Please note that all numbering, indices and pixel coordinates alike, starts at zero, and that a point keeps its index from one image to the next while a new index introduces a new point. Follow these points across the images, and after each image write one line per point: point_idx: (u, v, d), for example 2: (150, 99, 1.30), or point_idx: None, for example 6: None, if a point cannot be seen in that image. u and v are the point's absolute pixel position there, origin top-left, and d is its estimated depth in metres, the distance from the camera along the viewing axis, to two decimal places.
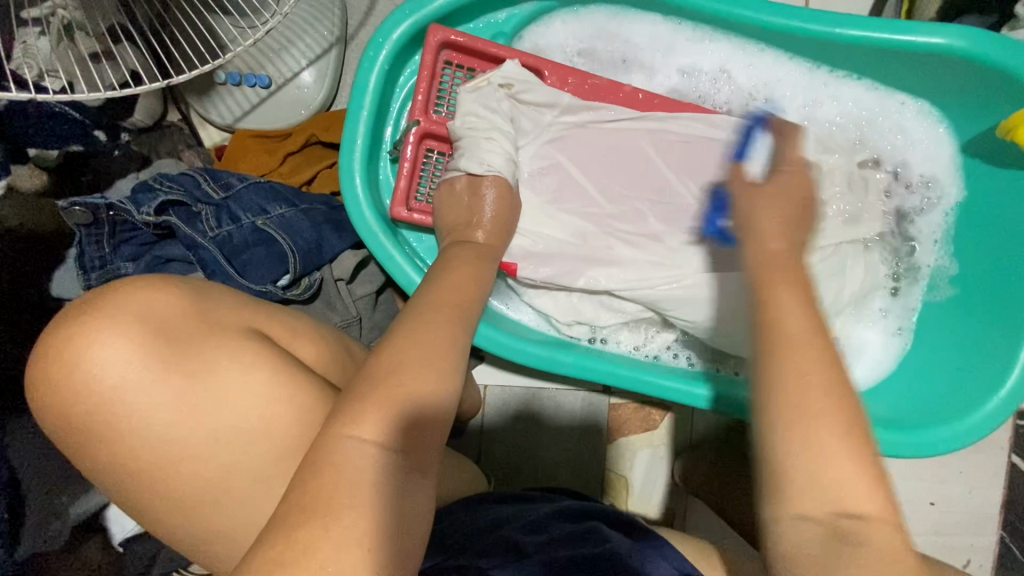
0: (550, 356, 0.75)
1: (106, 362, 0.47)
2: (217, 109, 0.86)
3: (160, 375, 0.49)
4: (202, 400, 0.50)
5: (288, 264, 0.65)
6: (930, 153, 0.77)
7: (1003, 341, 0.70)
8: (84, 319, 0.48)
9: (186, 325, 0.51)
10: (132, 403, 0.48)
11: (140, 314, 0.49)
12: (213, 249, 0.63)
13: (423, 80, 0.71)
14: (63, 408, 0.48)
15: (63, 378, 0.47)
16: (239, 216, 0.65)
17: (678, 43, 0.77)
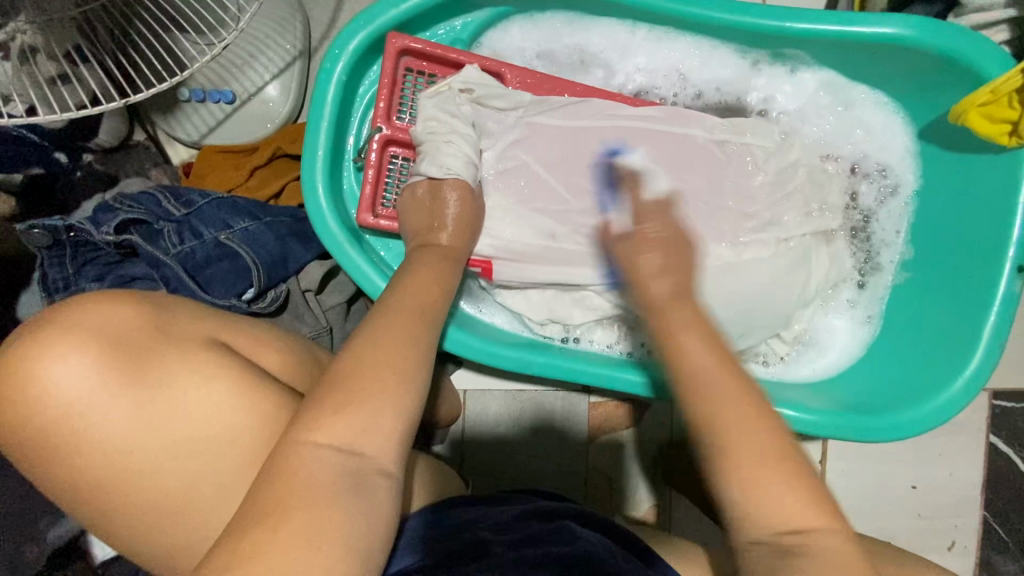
0: (523, 359, 0.75)
1: (61, 377, 0.47)
2: (183, 126, 0.85)
3: (119, 387, 0.49)
4: (160, 409, 0.50)
5: (252, 277, 0.66)
6: (891, 142, 0.78)
7: (964, 325, 0.70)
8: (38, 334, 0.47)
9: (144, 335, 0.51)
10: (90, 417, 0.48)
11: (97, 328, 0.49)
12: (176, 266, 0.63)
13: (383, 87, 0.71)
14: (16, 424, 0.47)
15: (15, 393, 0.47)
16: (201, 232, 0.65)
17: (635, 43, 0.77)
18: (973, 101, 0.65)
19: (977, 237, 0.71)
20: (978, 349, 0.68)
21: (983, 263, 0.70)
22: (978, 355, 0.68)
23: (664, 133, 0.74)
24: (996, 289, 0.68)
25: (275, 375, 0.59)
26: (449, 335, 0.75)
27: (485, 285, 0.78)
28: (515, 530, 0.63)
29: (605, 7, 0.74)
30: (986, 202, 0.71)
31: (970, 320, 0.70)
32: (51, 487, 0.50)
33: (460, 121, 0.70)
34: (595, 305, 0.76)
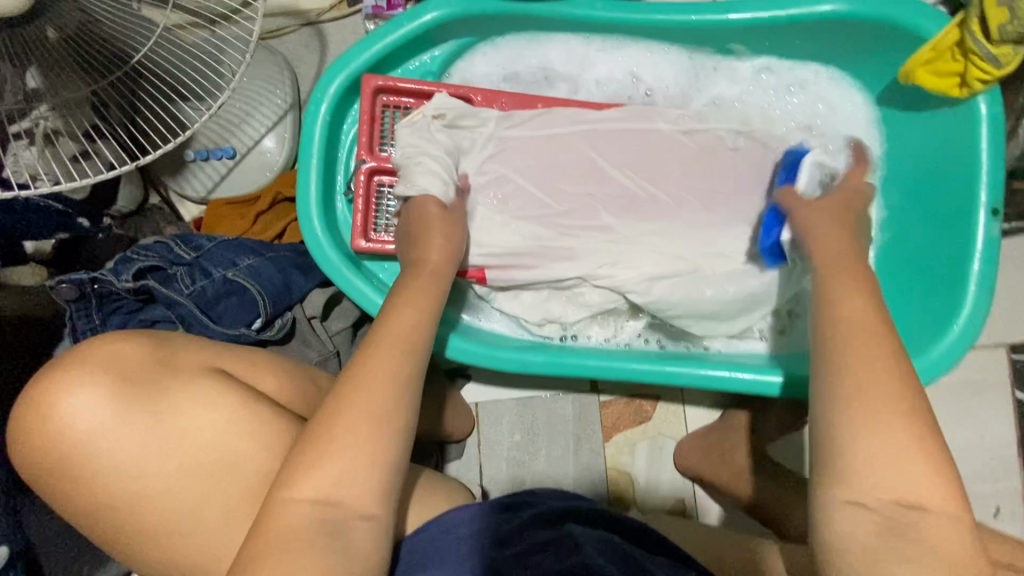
0: (523, 357, 0.77)
1: (77, 410, 0.53)
2: (191, 184, 0.93)
3: (129, 417, 0.54)
4: (167, 432, 0.55)
5: (260, 307, 0.71)
6: (851, 112, 0.80)
7: (950, 276, 0.71)
8: (55, 371, 0.53)
9: (149, 367, 0.56)
10: (104, 446, 0.53)
11: (105, 364, 0.54)
12: (190, 304, 0.69)
13: (364, 124, 0.78)
14: (39, 452, 0.53)
15: (40, 425, 0.52)
16: (209, 271, 0.71)
17: (592, 54, 0.83)
18: (919, 59, 0.68)
19: (950, 189, 0.73)
20: (967, 297, 0.68)
21: (959, 213, 0.71)
22: (968, 302, 0.68)
23: (627, 132, 0.79)
24: (975, 235, 0.69)
25: (272, 398, 0.62)
26: (449, 343, 0.77)
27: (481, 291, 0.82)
28: (523, 538, 0.66)
29: (558, 26, 0.80)
30: (951, 154, 0.73)
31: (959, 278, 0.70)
32: (75, 513, 0.54)
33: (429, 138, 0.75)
34: (586, 300, 0.79)
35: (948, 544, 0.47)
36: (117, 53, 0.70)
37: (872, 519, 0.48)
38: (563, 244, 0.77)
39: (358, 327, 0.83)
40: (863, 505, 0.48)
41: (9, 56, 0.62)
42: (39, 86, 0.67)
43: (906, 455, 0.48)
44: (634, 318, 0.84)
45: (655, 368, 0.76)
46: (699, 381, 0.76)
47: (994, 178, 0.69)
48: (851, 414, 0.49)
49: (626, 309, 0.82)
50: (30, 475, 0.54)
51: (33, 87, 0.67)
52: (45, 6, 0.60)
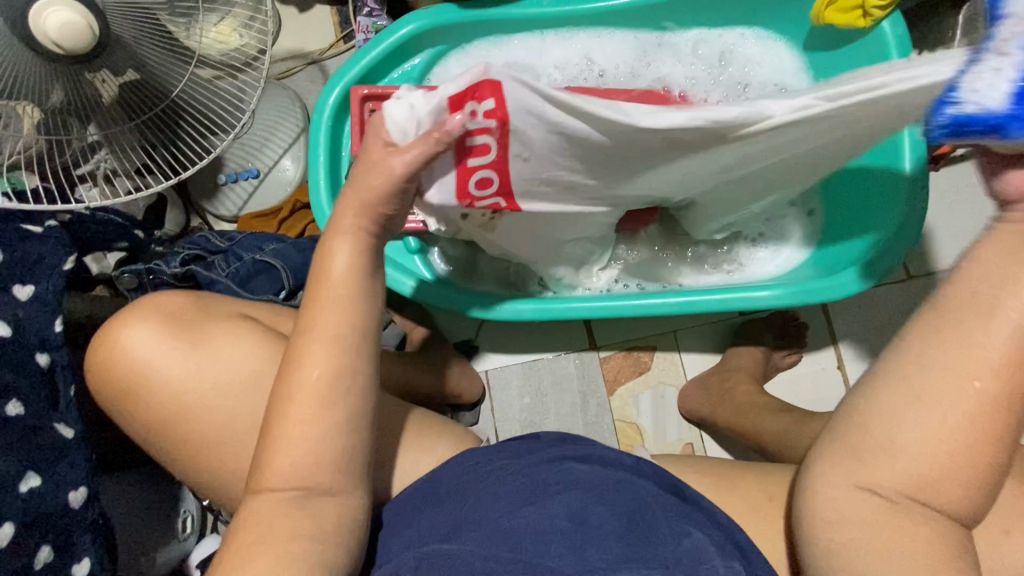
0: (515, 307, 0.86)
1: (134, 343, 0.63)
2: (224, 204, 1.09)
3: (169, 350, 0.63)
4: (204, 359, 0.63)
5: (284, 280, 0.83)
6: (778, 65, 0.92)
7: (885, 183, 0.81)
8: (119, 314, 0.64)
9: (190, 311, 0.66)
10: (155, 372, 0.62)
11: (156, 308, 0.65)
12: (228, 281, 0.81)
13: (354, 127, 0.90)
14: (108, 378, 0.63)
15: (106, 356, 0.63)
16: (241, 255, 0.83)
17: (548, 46, 0.96)
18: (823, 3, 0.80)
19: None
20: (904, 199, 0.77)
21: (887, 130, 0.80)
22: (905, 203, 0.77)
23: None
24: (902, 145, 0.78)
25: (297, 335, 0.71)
26: (449, 301, 0.87)
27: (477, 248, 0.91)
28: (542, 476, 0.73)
29: (515, 26, 0.95)
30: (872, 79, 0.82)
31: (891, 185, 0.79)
32: (139, 431, 0.64)
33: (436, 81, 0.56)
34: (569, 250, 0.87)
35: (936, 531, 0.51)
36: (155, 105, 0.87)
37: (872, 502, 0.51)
38: None
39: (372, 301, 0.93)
40: (873, 491, 0.51)
41: (76, 112, 0.79)
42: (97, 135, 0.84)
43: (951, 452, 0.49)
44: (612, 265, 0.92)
45: (637, 301, 0.83)
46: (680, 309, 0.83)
47: None
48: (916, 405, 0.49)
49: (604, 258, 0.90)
50: (104, 401, 0.65)
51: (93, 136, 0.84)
52: (95, 73, 0.76)
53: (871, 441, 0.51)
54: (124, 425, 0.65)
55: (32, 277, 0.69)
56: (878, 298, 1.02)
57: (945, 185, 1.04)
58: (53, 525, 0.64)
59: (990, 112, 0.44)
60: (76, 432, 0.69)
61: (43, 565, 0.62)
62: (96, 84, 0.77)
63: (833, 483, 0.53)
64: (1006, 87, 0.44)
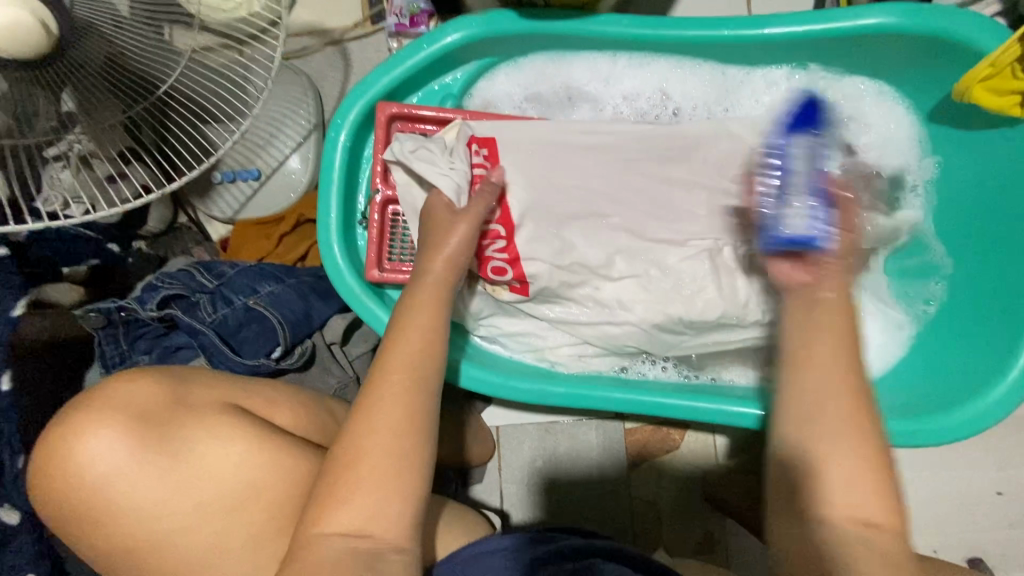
0: (543, 390, 0.74)
1: (94, 452, 0.52)
2: (218, 205, 0.95)
3: (140, 461, 0.53)
4: (184, 476, 0.54)
5: (279, 335, 0.70)
6: (892, 131, 0.76)
7: (1015, 306, 0.67)
8: (75, 412, 0.53)
9: (165, 406, 0.56)
10: (119, 489, 0.52)
11: (123, 404, 0.54)
12: (213, 332, 0.68)
13: (378, 152, 0.76)
14: (62, 500, 0.52)
15: (58, 472, 0.52)
16: (231, 299, 0.71)
17: (617, 71, 0.80)
18: (975, 77, 0.63)
19: (1011, 220, 0.68)
20: None
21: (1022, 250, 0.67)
22: None
23: (654, 166, 0.75)
24: None
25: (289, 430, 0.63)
26: (466, 374, 0.75)
27: (508, 306, 0.77)
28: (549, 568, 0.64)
29: (582, 44, 0.77)
30: (1018, 179, 0.67)
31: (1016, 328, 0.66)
32: (99, 557, 0.54)
33: (459, 141, 0.72)
34: (613, 331, 0.75)
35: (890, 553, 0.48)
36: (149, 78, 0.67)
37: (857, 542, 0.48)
38: (591, 273, 0.74)
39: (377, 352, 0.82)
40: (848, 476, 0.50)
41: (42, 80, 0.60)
42: (73, 109, 0.64)
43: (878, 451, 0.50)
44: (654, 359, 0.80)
45: (684, 403, 0.72)
46: (736, 420, 0.72)
47: None
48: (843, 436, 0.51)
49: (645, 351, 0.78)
50: (49, 518, 0.54)
51: (67, 110, 0.64)
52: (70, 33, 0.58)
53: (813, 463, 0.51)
54: (77, 547, 0.54)
55: None
56: None
57: None
58: None
59: (804, 232, 0.63)
60: (23, 514, 0.60)
61: None
62: (70, 41, 0.59)
63: (797, 424, 0.53)
64: (804, 218, 0.63)
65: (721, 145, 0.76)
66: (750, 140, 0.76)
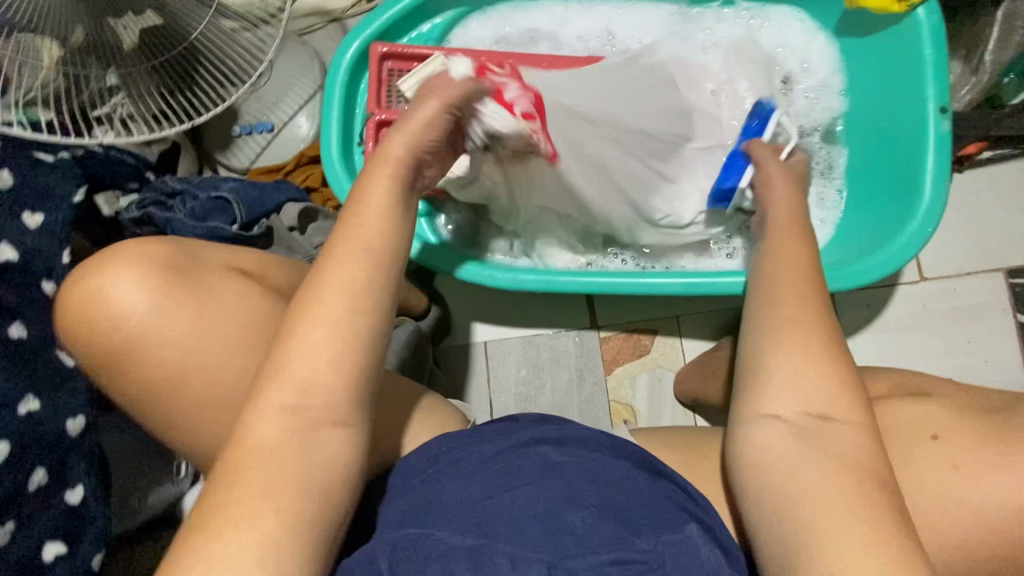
0: (515, 277, 0.85)
1: (118, 299, 0.55)
2: (237, 156, 1.09)
3: (166, 304, 0.56)
4: (205, 318, 0.57)
5: (235, 212, 0.85)
6: (807, 47, 0.88)
7: (910, 166, 0.77)
8: (86, 270, 0.56)
9: (179, 257, 0.59)
10: (154, 336, 0.55)
11: (136, 260, 0.57)
12: (211, 219, 0.82)
13: (372, 84, 0.89)
14: (99, 345, 0.55)
15: (93, 319, 0.55)
16: (226, 197, 0.84)
17: (569, 17, 0.94)
18: None
19: (889, 98, 0.81)
20: (924, 186, 0.73)
21: (916, 126, 0.76)
22: (926, 190, 0.73)
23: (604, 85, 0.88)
24: (927, 132, 0.74)
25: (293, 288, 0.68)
26: (450, 265, 0.87)
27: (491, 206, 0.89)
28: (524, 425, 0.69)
29: None
30: (900, 66, 0.79)
31: (915, 180, 0.75)
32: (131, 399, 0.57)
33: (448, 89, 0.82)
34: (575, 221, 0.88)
35: (849, 453, 0.50)
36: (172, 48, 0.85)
37: (786, 430, 0.51)
38: None
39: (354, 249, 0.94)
40: (782, 419, 0.52)
41: (97, 51, 0.79)
42: (115, 83, 0.84)
43: (832, 377, 0.52)
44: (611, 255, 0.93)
45: (637, 279, 0.82)
46: (684, 290, 0.82)
47: (939, 77, 0.74)
48: (784, 341, 0.54)
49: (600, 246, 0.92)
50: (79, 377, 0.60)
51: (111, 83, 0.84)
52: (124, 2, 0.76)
53: (753, 381, 0.54)
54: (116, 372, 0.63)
55: (43, 206, 0.70)
56: (884, 298, 1.01)
57: (967, 188, 1.02)
58: (47, 451, 0.66)
59: None
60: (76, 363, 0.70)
61: (38, 488, 0.65)
62: (120, 29, 0.78)
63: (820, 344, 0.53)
64: None
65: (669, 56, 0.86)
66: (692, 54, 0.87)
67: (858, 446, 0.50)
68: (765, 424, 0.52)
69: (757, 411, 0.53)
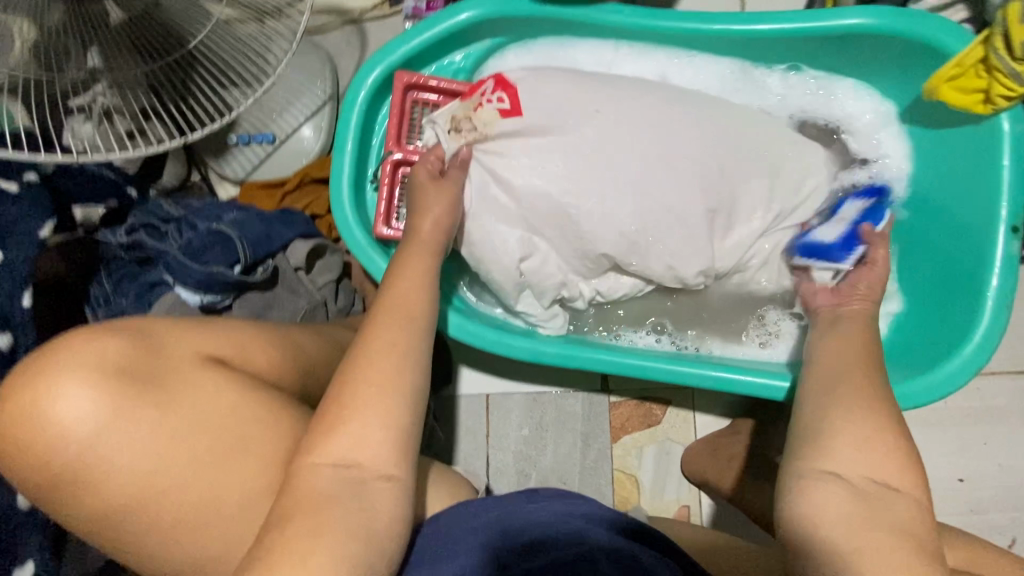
0: (536, 348, 0.78)
1: (71, 411, 0.46)
2: (232, 166, 0.98)
3: (132, 419, 0.47)
4: (184, 424, 0.49)
5: (240, 251, 0.73)
6: (872, 127, 0.81)
7: (972, 283, 0.71)
8: (30, 379, 0.46)
9: (138, 356, 0.50)
10: (95, 448, 0.46)
11: (93, 364, 0.47)
12: (177, 252, 0.72)
13: (393, 118, 0.80)
14: (36, 465, 0.46)
15: (32, 437, 0.45)
16: (196, 225, 0.74)
17: (618, 59, 0.85)
18: (942, 76, 0.69)
19: (958, 201, 0.75)
20: (983, 310, 0.69)
21: (982, 242, 0.71)
22: (987, 313, 0.68)
23: None
24: (993, 252, 0.70)
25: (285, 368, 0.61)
26: (465, 329, 0.77)
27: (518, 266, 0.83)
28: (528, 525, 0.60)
29: (588, 29, 0.83)
30: (978, 171, 0.73)
31: (975, 300, 0.70)
32: (77, 519, 0.48)
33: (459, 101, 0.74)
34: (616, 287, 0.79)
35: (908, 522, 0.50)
36: (171, 34, 0.71)
37: (848, 492, 0.51)
38: None
39: (342, 282, 0.85)
40: (839, 477, 0.52)
41: (75, 32, 0.64)
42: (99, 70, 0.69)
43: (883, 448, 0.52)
44: (641, 330, 0.85)
45: (666, 366, 0.76)
46: (715, 386, 0.76)
47: (1016, 195, 0.69)
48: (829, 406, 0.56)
49: (629, 318, 0.84)
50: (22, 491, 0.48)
51: (93, 66, 0.68)
52: None
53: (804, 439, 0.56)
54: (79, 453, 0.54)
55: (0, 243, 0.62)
56: None
57: None
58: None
59: None
60: None
61: None
62: (107, 6, 0.64)
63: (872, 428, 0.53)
64: None
65: (725, 117, 0.77)
66: (754, 120, 0.78)
67: (913, 516, 0.50)
68: (820, 487, 0.52)
69: (807, 475, 0.53)
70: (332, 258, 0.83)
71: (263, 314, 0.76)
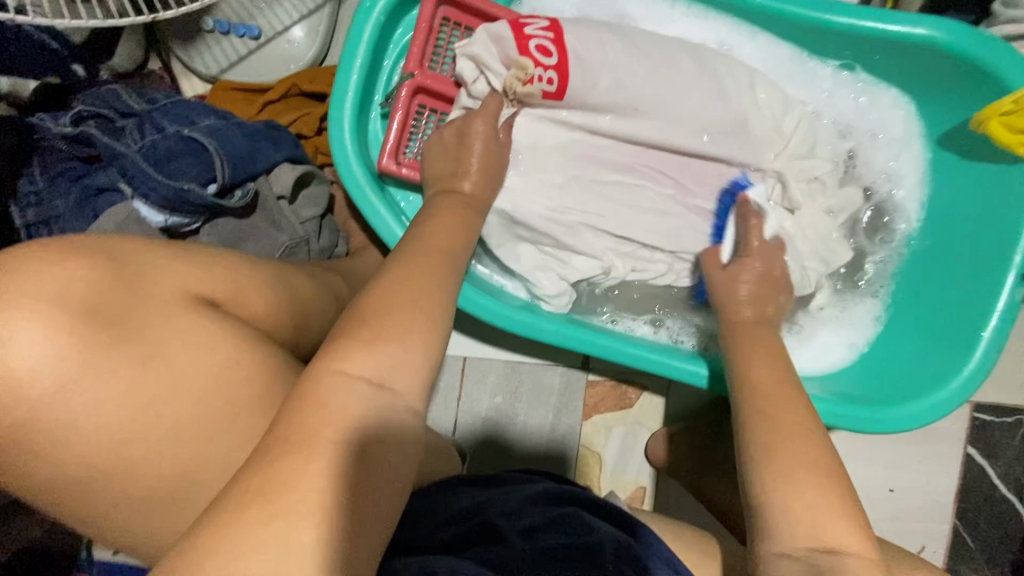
0: (534, 323, 0.71)
1: (19, 350, 0.39)
2: (202, 58, 0.82)
3: (88, 367, 0.41)
4: (156, 375, 0.43)
5: (216, 167, 0.62)
6: (903, 146, 0.80)
7: (970, 323, 0.73)
8: None
9: (110, 291, 0.43)
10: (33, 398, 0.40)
11: (49, 296, 0.40)
12: (137, 157, 0.60)
13: (419, 33, 0.68)
14: None
15: None
16: (162, 125, 0.62)
17: (672, 20, 0.77)
18: (996, 109, 0.67)
19: (973, 240, 0.75)
20: (975, 351, 0.70)
21: (986, 286, 0.73)
22: (978, 354, 0.70)
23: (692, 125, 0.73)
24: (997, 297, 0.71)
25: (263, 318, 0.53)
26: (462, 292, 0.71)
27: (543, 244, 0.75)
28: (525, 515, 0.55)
29: None
30: (1000, 215, 0.73)
31: (969, 340, 0.72)
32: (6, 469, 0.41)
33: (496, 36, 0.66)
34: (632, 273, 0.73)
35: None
36: None
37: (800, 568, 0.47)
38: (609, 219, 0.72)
39: (325, 217, 0.75)
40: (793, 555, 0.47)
41: None
42: None
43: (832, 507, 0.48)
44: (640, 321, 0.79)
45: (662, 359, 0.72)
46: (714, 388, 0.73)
47: None
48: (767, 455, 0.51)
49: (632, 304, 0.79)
50: None
51: None
52: None
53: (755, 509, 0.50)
54: None
55: None
56: None
57: None
58: None
59: None
60: None
61: None
62: None
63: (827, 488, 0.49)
64: None
65: (770, 109, 0.73)
66: (796, 118, 0.74)
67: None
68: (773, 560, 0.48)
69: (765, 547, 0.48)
70: (320, 188, 0.73)
71: (236, 244, 0.66)
